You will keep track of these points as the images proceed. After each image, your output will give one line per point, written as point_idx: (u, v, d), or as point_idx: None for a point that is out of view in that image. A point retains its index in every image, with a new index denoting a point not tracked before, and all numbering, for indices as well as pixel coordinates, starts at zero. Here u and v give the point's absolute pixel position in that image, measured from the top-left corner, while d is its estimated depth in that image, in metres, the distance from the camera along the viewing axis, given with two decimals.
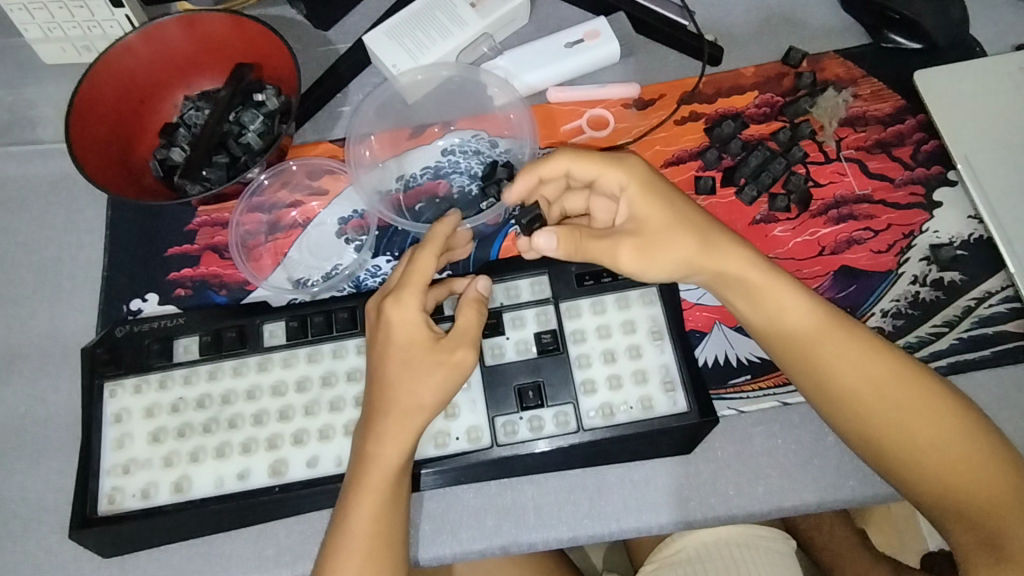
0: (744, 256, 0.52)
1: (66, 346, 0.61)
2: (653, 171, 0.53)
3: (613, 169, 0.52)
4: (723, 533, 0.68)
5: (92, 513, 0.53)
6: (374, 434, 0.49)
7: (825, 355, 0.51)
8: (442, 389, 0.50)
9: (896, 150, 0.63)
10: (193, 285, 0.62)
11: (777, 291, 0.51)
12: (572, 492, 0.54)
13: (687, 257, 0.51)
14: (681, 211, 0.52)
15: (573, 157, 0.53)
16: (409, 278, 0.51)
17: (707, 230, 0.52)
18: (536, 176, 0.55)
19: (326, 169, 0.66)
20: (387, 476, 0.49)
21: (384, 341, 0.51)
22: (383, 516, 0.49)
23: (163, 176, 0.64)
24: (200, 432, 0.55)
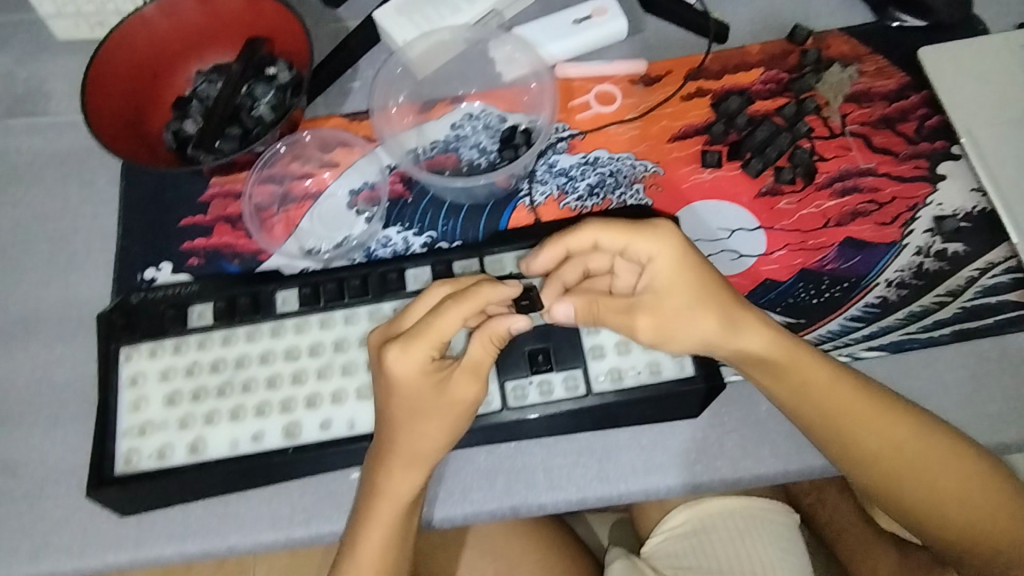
0: (766, 330, 0.52)
1: (82, 313, 0.62)
2: (687, 248, 0.52)
3: (645, 240, 0.51)
4: (727, 505, 0.70)
5: (109, 473, 0.54)
6: (384, 471, 0.51)
7: (846, 419, 0.52)
8: (447, 432, 0.51)
9: (900, 125, 0.64)
10: (206, 254, 0.63)
11: (802, 363, 0.52)
12: (581, 455, 0.55)
13: (705, 338, 0.52)
14: (706, 290, 0.52)
15: (606, 228, 0.52)
16: (422, 333, 0.50)
17: (730, 311, 0.52)
18: (564, 245, 0.53)
19: (339, 141, 0.67)
20: (397, 510, 0.51)
21: (390, 387, 0.51)
22: (392, 550, 0.52)
23: (176, 147, 0.64)
24: (215, 395, 0.56)
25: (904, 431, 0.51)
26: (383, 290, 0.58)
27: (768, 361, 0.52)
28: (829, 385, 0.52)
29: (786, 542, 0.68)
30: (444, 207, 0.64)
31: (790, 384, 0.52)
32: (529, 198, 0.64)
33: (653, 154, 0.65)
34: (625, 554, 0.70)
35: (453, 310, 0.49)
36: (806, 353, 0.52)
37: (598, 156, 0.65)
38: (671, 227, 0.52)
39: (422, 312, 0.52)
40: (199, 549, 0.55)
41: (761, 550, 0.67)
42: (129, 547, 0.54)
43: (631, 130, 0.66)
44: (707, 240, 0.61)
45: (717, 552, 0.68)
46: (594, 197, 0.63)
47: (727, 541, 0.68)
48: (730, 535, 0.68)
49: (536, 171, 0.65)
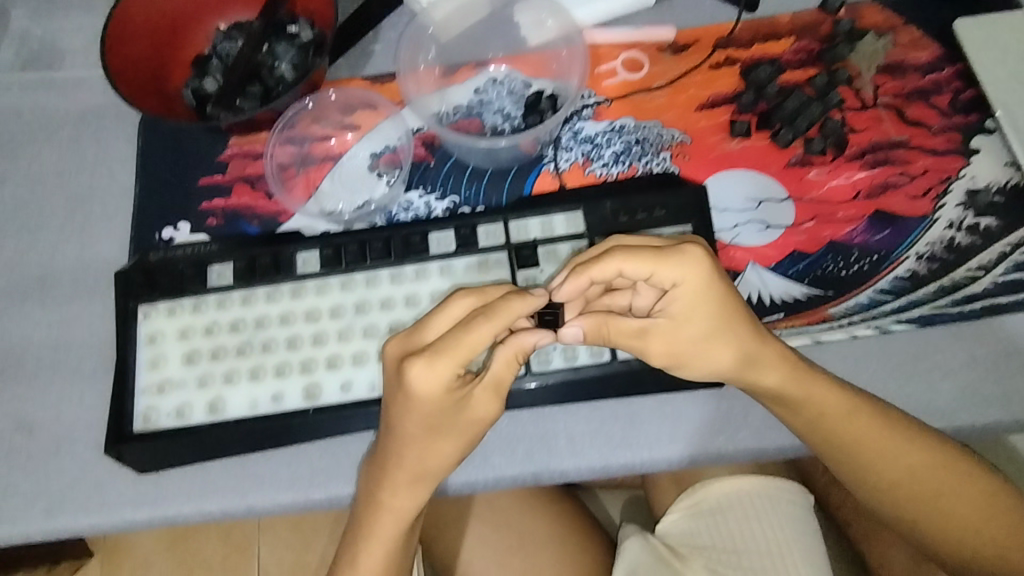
0: (784, 363, 0.51)
1: (99, 272, 0.61)
2: (714, 276, 0.48)
3: (671, 270, 0.47)
4: (745, 485, 0.69)
5: (128, 430, 0.53)
6: (389, 487, 0.51)
7: (856, 441, 0.52)
8: (458, 450, 0.50)
9: (933, 98, 0.63)
10: (225, 215, 0.62)
11: (816, 394, 0.51)
12: (605, 423, 0.55)
13: (718, 365, 0.51)
14: (726, 321, 0.50)
15: (631, 257, 0.47)
16: (447, 349, 0.46)
17: (750, 343, 0.50)
18: (588, 277, 0.48)
19: (361, 102, 0.66)
20: (399, 521, 0.53)
21: (410, 403, 0.47)
22: (393, 558, 0.54)
23: (196, 105, 0.63)
24: (234, 355, 0.55)
25: (916, 458, 0.51)
26: (405, 252, 0.57)
27: (783, 394, 0.51)
28: (844, 413, 0.51)
29: (804, 522, 0.67)
30: (467, 171, 0.63)
31: (806, 414, 0.51)
32: (553, 164, 0.63)
33: (680, 122, 0.64)
34: (638, 531, 0.70)
35: (487, 325, 0.45)
36: (820, 384, 0.51)
37: (625, 124, 0.64)
38: (701, 253, 0.48)
39: (446, 323, 0.48)
40: (217, 509, 0.54)
41: (777, 531, 0.66)
42: (147, 505, 0.54)
43: (658, 98, 0.64)
44: (735, 209, 0.60)
45: (733, 532, 0.67)
46: (620, 164, 0.63)
47: (743, 521, 0.68)
48: (745, 515, 0.68)
49: (561, 138, 0.64)
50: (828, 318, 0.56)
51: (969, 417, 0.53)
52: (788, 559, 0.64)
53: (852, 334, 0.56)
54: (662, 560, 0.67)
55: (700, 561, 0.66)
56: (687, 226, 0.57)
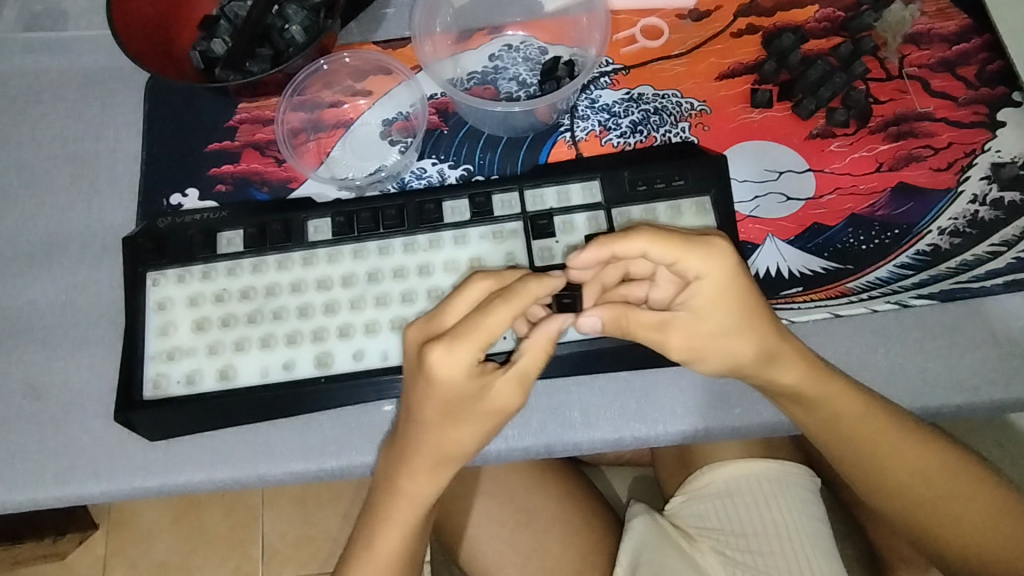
0: (802, 362, 0.50)
1: (106, 238, 0.60)
2: (740, 270, 0.47)
3: (695, 257, 0.46)
4: (753, 469, 0.69)
5: (138, 397, 0.53)
6: (407, 473, 0.50)
7: (864, 441, 0.51)
8: (478, 440, 0.49)
9: (960, 69, 0.61)
10: (234, 181, 0.61)
11: (833, 394, 0.50)
12: (620, 395, 0.54)
13: (738, 360, 0.49)
14: (748, 316, 0.48)
15: (659, 238, 0.45)
16: (470, 332, 0.45)
17: (772, 340, 0.49)
18: (609, 251, 0.46)
19: (374, 67, 0.64)
20: (416, 509, 0.52)
21: (429, 389, 0.46)
22: (409, 546, 0.53)
23: (204, 67, 0.62)
24: (245, 322, 0.55)
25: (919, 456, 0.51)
26: (418, 221, 0.56)
27: (801, 394, 0.50)
28: (856, 412, 0.50)
29: (811, 506, 0.67)
30: (480, 140, 0.61)
31: (817, 413, 0.51)
32: (569, 133, 0.61)
33: (700, 92, 0.62)
34: (647, 510, 0.70)
35: (506, 309, 0.45)
36: (837, 384, 0.50)
37: (643, 93, 0.62)
38: (726, 245, 0.47)
39: (466, 306, 0.47)
40: (227, 477, 0.54)
41: (785, 515, 0.66)
42: (158, 472, 0.54)
43: (678, 66, 0.63)
44: (754, 181, 0.59)
45: (741, 515, 0.67)
46: (638, 134, 0.61)
47: (751, 505, 0.68)
48: (753, 498, 0.68)
49: (578, 106, 0.62)
50: (848, 292, 0.56)
51: (989, 392, 0.52)
52: (794, 542, 0.64)
53: (872, 309, 0.55)
54: (671, 540, 0.67)
55: (708, 543, 0.67)
56: (706, 196, 0.56)
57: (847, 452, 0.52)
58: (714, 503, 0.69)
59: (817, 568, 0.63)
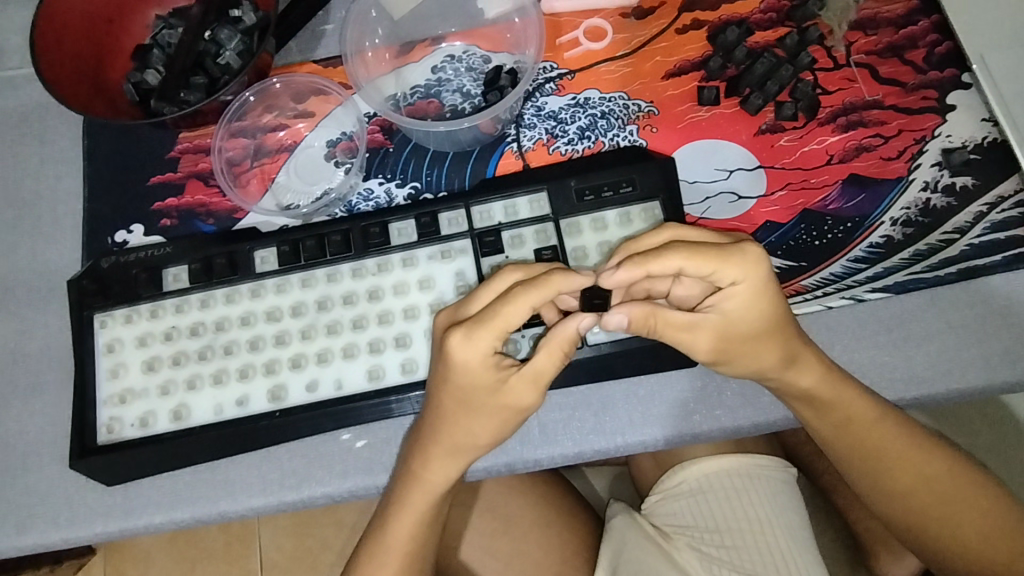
0: (820, 366, 0.50)
1: (52, 280, 0.59)
2: (773, 277, 0.47)
3: (730, 267, 0.45)
4: (724, 464, 0.69)
5: (92, 443, 0.52)
6: (422, 459, 0.51)
7: (870, 443, 0.52)
8: (492, 430, 0.49)
9: (908, 54, 0.60)
10: (179, 215, 0.60)
11: (845, 399, 0.50)
12: (578, 408, 0.54)
13: (761, 365, 0.49)
14: (778, 319, 0.48)
15: (692, 252, 0.45)
16: (489, 317, 0.46)
17: (795, 343, 0.49)
18: (644, 270, 0.45)
19: (312, 88, 0.63)
20: (428, 496, 0.52)
21: (448, 372, 0.47)
22: (420, 533, 0.54)
23: (138, 100, 0.60)
24: (196, 359, 0.54)
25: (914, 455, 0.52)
26: (365, 245, 0.55)
27: (817, 396, 0.50)
28: (865, 413, 0.50)
29: (784, 498, 0.68)
30: (427, 156, 0.60)
31: (828, 416, 0.51)
32: (516, 143, 0.60)
33: (646, 92, 0.61)
34: (626, 509, 0.70)
35: (530, 298, 0.45)
36: (851, 386, 0.50)
37: (589, 97, 0.61)
38: (761, 254, 0.46)
39: (490, 296, 0.48)
40: (189, 516, 0.53)
41: (758, 510, 0.66)
42: (118, 516, 0.53)
43: (623, 67, 0.62)
44: (704, 182, 0.58)
45: (714, 511, 0.67)
46: (586, 140, 0.60)
47: (724, 501, 0.67)
48: (726, 495, 0.68)
49: (524, 115, 0.61)
50: (802, 290, 0.55)
51: (947, 382, 0.52)
52: (768, 536, 0.65)
53: (827, 306, 0.54)
54: (649, 539, 0.67)
55: (684, 540, 0.67)
56: (655, 201, 0.55)
57: (850, 457, 0.53)
58: (688, 501, 0.68)
59: (791, 559, 0.64)
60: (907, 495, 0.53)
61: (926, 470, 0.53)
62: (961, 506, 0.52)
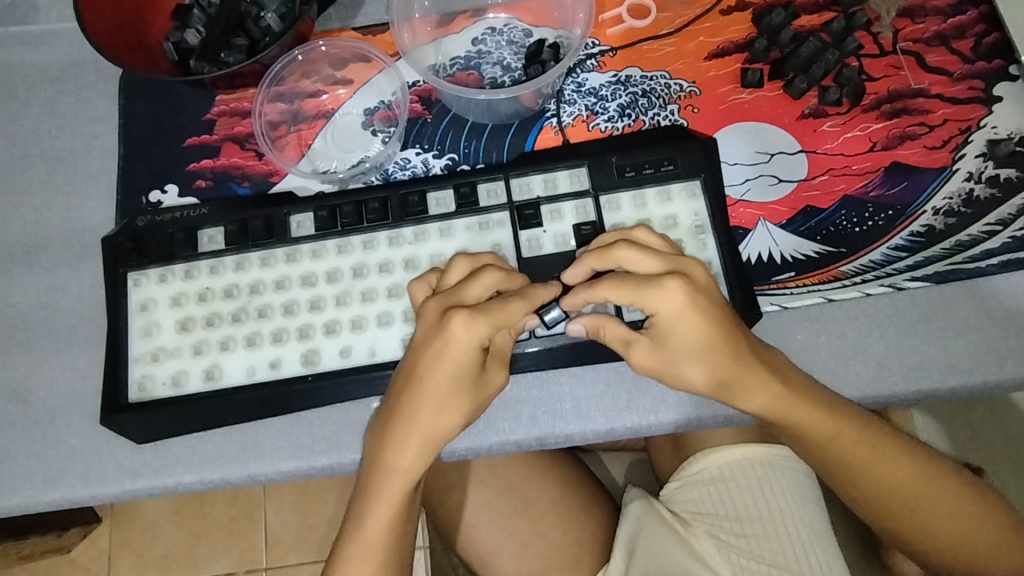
0: (769, 386, 0.47)
1: (85, 238, 0.59)
2: (699, 305, 0.46)
3: (651, 294, 0.46)
4: (748, 452, 0.68)
5: (123, 400, 0.52)
6: (394, 446, 0.48)
7: (840, 450, 0.50)
8: (467, 415, 0.48)
9: (955, 43, 0.59)
10: (213, 176, 0.60)
11: (800, 417, 0.48)
12: (611, 386, 0.54)
13: (690, 385, 0.48)
14: (717, 333, 0.46)
15: (612, 286, 0.47)
16: (492, 307, 0.46)
17: (729, 371, 0.47)
18: (584, 298, 0.49)
19: (355, 54, 0.63)
20: (403, 484, 0.49)
21: (444, 352, 0.46)
22: (397, 526, 0.50)
23: (178, 59, 0.60)
24: (229, 321, 0.54)
25: (888, 461, 0.50)
26: (403, 213, 0.55)
27: (775, 409, 0.48)
28: (826, 424, 0.49)
29: (803, 488, 0.68)
30: (465, 127, 0.60)
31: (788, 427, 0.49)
32: (556, 119, 0.60)
33: (688, 72, 0.60)
34: (643, 495, 0.68)
35: (523, 304, 0.48)
36: (807, 402, 0.48)
37: (631, 75, 0.61)
38: (678, 290, 0.46)
39: (479, 289, 0.48)
40: (218, 477, 0.53)
41: (779, 498, 0.66)
42: (147, 474, 0.53)
43: (666, 46, 0.61)
44: (746, 163, 0.58)
45: (735, 500, 0.67)
46: (626, 118, 0.60)
47: (745, 490, 0.67)
48: (747, 483, 0.67)
49: (564, 90, 0.61)
50: (840, 276, 0.55)
51: (985, 373, 0.51)
52: (789, 526, 0.65)
53: (865, 292, 0.54)
54: (667, 525, 0.66)
55: (703, 527, 0.66)
56: (696, 181, 0.55)
57: (824, 464, 0.52)
58: (709, 488, 0.68)
59: (809, 548, 0.64)
60: (877, 499, 0.51)
61: (901, 473, 0.51)
62: (937, 507, 0.51)
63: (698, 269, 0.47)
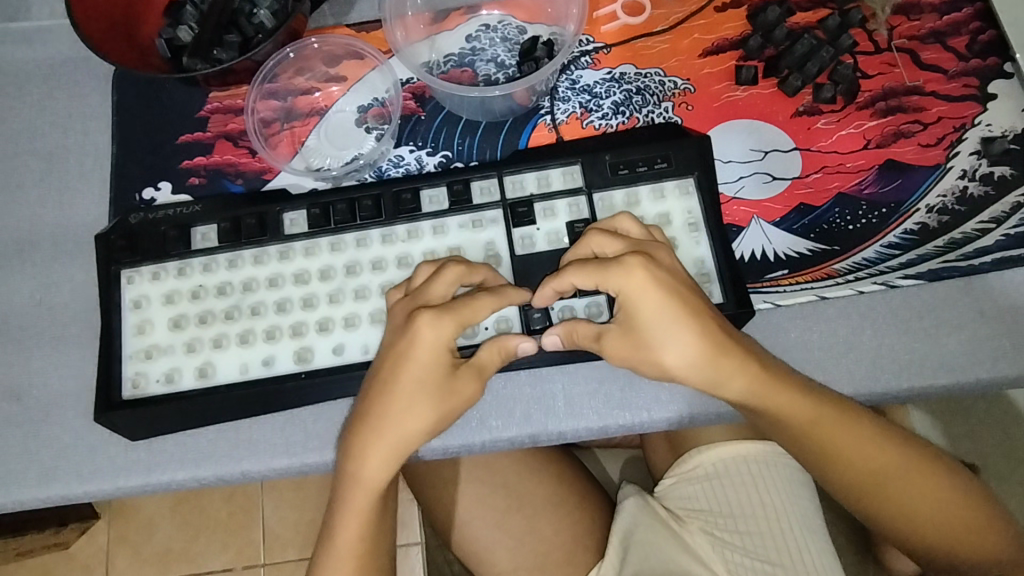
0: (748, 370, 0.47)
1: (79, 235, 0.59)
2: (660, 281, 0.46)
3: (613, 274, 0.46)
4: (743, 449, 0.68)
5: (117, 398, 0.52)
6: (359, 456, 0.48)
7: (825, 440, 0.49)
8: (433, 422, 0.48)
9: (950, 40, 0.59)
10: (207, 173, 0.59)
11: (783, 404, 0.48)
12: (603, 383, 0.54)
13: (666, 368, 0.47)
14: (685, 308, 0.46)
15: (578, 269, 0.48)
16: (459, 307, 0.47)
17: (704, 346, 0.46)
18: (553, 288, 0.50)
19: (348, 51, 0.62)
20: (369, 494, 0.49)
21: (407, 353, 0.47)
22: (371, 534, 0.51)
23: (171, 56, 0.60)
24: (222, 319, 0.54)
25: (873, 451, 0.50)
26: (396, 211, 0.55)
27: (755, 399, 0.48)
28: (808, 411, 0.48)
29: (798, 486, 0.68)
30: (459, 124, 0.60)
31: (771, 417, 0.49)
32: (550, 116, 0.60)
33: (683, 69, 0.60)
34: (638, 491, 0.68)
35: (490, 300, 0.48)
36: (787, 389, 0.48)
37: (625, 72, 0.61)
38: (638, 265, 0.46)
39: (443, 287, 0.49)
40: (211, 474, 0.53)
41: (774, 495, 0.66)
42: (140, 472, 0.53)
43: (660, 43, 0.61)
44: (739, 161, 0.58)
45: (728, 496, 0.67)
46: (620, 116, 0.60)
47: (740, 487, 0.67)
48: (741, 480, 0.67)
49: (558, 88, 0.60)
50: (834, 274, 0.55)
51: (978, 371, 0.51)
52: (783, 522, 0.65)
53: (859, 290, 0.54)
54: (661, 522, 0.66)
55: (697, 524, 0.67)
56: (690, 178, 0.55)
57: (809, 452, 0.51)
58: (704, 485, 0.68)
59: (802, 547, 0.64)
60: (862, 486, 0.51)
61: (886, 461, 0.51)
62: (921, 495, 0.51)
63: (662, 252, 0.48)
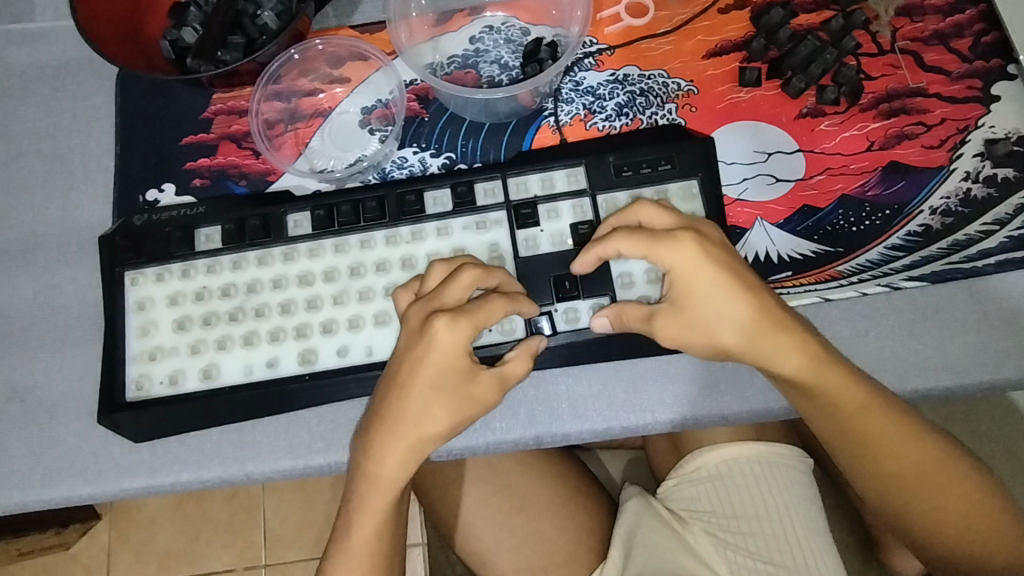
0: (805, 346, 0.48)
1: (83, 237, 0.59)
2: (712, 254, 0.48)
3: (665, 245, 0.48)
4: (747, 451, 0.68)
5: (121, 400, 0.52)
6: (378, 456, 0.48)
7: (865, 428, 0.49)
8: (451, 423, 0.47)
9: (954, 42, 0.59)
10: (211, 175, 0.60)
11: (834, 385, 0.48)
12: (608, 384, 0.54)
13: (718, 342, 0.48)
14: (737, 281, 0.48)
15: (627, 237, 0.49)
16: (476, 311, 0.47)
17: (755, 320, 0.48)
18: (596, 253, 0.50)
19: (351, 53, 0.62)
20: (387, 494, 0.49)
21: (425, 356, 0.47)
22: (385, 534, 0.51)
23: (175, 57, 0.60)
24: (226, 320, 0.54)
25: (909, 446, 0.50)
26: (400, 213, 0.55)
27: (801, 380, 0.48)
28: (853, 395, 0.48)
29: (803, 487, 0.68)
30: (463, 126, 0.60)
31: (815, 402, 0.49)
32: (553, 118, 0.60)
33: (686, 71, 0.60)
34: (641, 492, 0.68)
35: (504, 302, 0.48)
36: (837, 373, 0.48)
37: (629, 74, 0.61)
38: (690, 240, 0.48)
39: (460, 291, 0.48)
40: (216, 476, 0.53)
41: (777, 496, 0.66)
42: (144, 473, 0.53)
43: (664, 45, 0.61)
44: (743, 163, 0.58)
45: (732, 497, 0.67)
46: (623, 117, 0.60)
47: (743, 488, 0.67)
48: (745, 481, 0.67)
49: (562, 89, 0.60)
50: (837, 276, 0.55)
51: (981, 373, 0.51)
52: (787, 524, 0.65)
53: (862, 292, 0.54)
54: (665, 524, 0.66)
55: (701, 525, 0.67)
56: (693, 180, 0.55)
57: (843, 442, 0.51)
58: (708, 486, 0.68)
59: (806, 549, 0.64)
60: (888, 476, 0.51)
61: (917, 458, 0.50)
62: (946, 495, 0.51)
63: (710, 229, 0.50)
